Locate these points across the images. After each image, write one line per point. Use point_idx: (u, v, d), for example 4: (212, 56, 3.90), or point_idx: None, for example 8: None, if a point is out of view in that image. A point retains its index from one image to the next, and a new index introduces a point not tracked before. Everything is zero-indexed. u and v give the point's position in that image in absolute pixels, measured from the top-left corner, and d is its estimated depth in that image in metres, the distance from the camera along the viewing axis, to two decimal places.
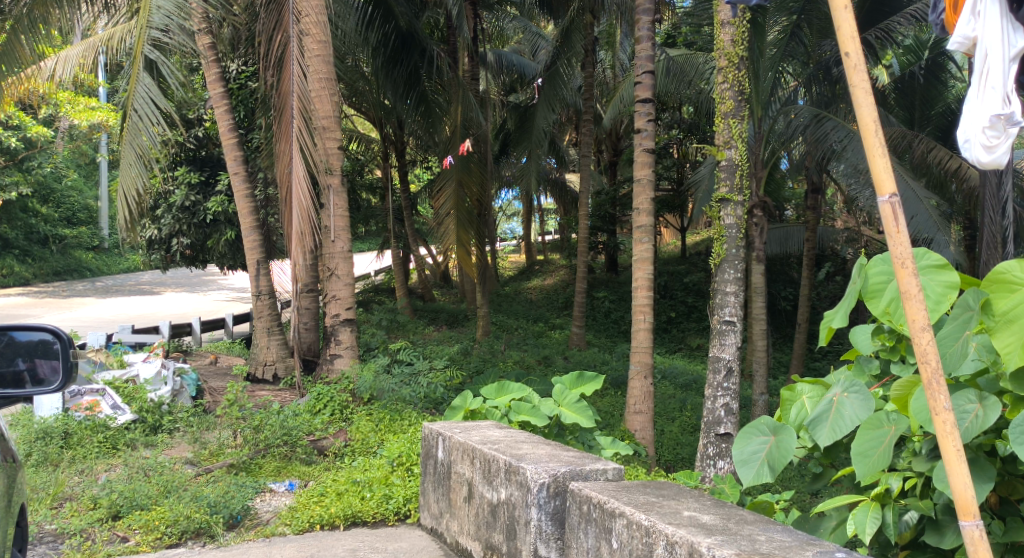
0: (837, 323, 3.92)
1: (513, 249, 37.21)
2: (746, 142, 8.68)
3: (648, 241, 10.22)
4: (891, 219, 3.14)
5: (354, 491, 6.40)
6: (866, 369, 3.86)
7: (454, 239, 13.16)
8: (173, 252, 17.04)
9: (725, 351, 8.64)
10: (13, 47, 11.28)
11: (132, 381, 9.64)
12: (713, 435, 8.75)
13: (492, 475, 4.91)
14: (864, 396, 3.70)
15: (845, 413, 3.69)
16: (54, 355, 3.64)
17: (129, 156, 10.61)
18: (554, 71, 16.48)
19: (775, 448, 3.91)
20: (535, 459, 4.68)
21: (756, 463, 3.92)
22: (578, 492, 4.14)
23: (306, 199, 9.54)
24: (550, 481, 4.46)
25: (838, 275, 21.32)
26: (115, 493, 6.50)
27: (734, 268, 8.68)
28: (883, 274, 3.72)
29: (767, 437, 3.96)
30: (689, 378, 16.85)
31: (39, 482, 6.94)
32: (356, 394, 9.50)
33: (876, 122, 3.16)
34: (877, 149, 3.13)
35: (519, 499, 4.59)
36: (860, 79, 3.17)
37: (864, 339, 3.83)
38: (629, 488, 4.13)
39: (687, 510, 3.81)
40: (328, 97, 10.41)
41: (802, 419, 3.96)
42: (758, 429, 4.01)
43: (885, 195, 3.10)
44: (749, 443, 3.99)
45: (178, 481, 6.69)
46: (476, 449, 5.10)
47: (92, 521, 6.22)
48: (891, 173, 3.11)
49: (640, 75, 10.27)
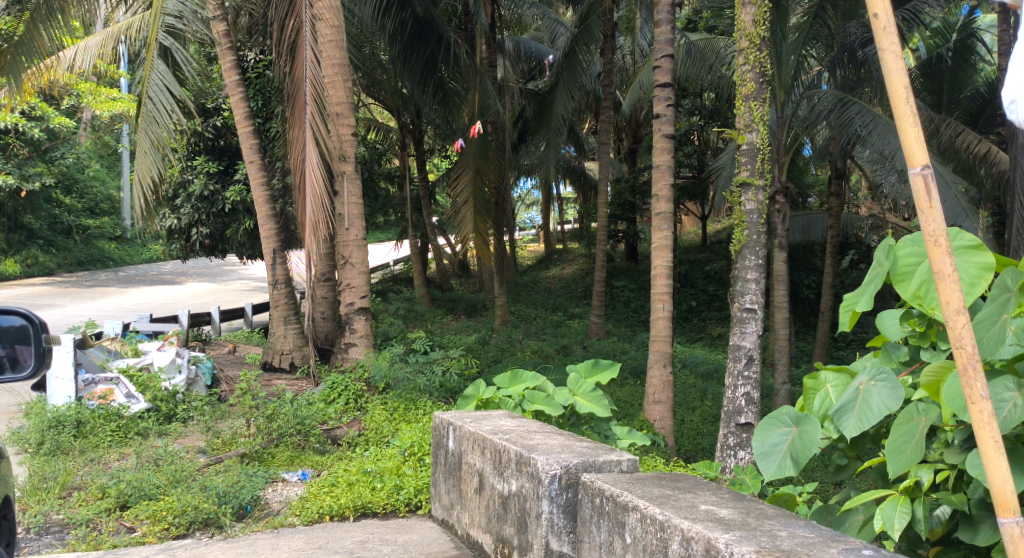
0: (861, 306, 3.74)
1: (533, 238, 37.10)
2: (767, 125, 8.48)
3: (667, 228, 10.06)
4: (924, 193, 2.96)
5: (365, 482, 6.29)
6: (894, 355, 3.70)
7: (471, 227, 12.97)
8: (192, 242, 16.88)
9: (746, 339, 8.47)
10: (31, 37, 11.25)
11: (145, 369, 9.46)
12: (733, 425, 8.58)
13: (503, 466, 4.77)
14: (892, 384, 3.53)
15: (871, 402, 3.53)
16: (28, 340, 3.56)
17: (144, 144, 10.53)
18: (572, 57, 16.25)
19: (797, 439, 3.75)
20: (547, 449, 4.54)
21: (778, 455, 3.78)
22: (590, 484, 4.00)
23: (320, 185, 9.44)
24: (562, 472, 4.31)
25: (861, 263, 21.02)
26: (124, 483, 6.41)
27: (755, 254, 8.49)
28: (912, 255, 3.55)
29: (789, 428, 3.81)
30: (709, 366, 16.69)
31: (48, 471, 6.84)
32: (371, 382, 9.41)
33: (907, 88, 2.97)
34: (908, 118, 2.94)
35: (529, 491, 4.46)
36: (890, 43, 2.99)
37: (892, 325, 3.65)
38: (644, 480, 3.97)
39: (703, 504, 3.66)
40: (342, 82, 10.23)
41: (826, 408, 3.79)
42: (778, 418, 3.86)
43: (917, 168, 2.93)
44: (769, 434, 3.85)
45: (187, 471, 6.60)
46: (487, 439, 4.96)
47: (100, 512, 6.13)
48: (923, 144, 2.94)
49: (660, 59, 10.09)
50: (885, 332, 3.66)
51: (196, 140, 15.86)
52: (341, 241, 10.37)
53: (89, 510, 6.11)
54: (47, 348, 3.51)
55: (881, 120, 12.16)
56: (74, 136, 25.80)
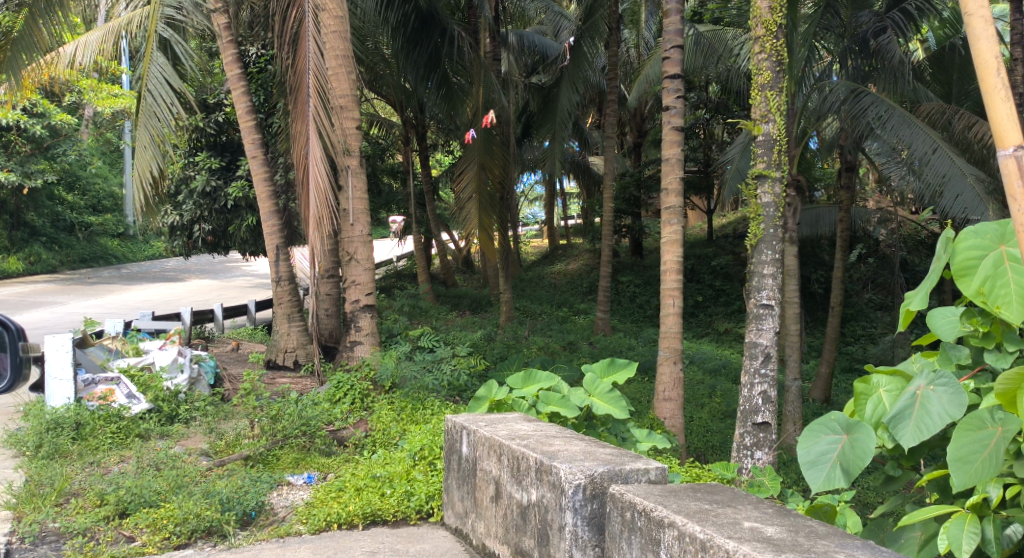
0: (919, 305, 4.01)
1: (535, 234, 36.77)
2: (783, 115, 8.25)
3: (677, 222, 9.83)
4: (1015, 170, 3.46)
5: (374, 487, 6.07)
6: (953, 357, 3.99)
7: (476, 222, 12.78)
8: (195, 238, 16.65)
9: (763, 336, 8.22)
10: (30, 31, 11.02)
11: (146, 368, 9.21)
12: (750, 424, 8.35)
13: (521, 474, 4.74)
14: (955, 390, 3.79)
15: (932, 409, 3.80)
16: (4, 349, 4.20)
17: (144, 138, 10.31)
18: (577, 49, 16.02)
19: (849, 447, 4.02)
20: (569, 457, 4.53)
21: (826, 464, 4.04)
22: (619, 497, 4.13)
23: (324, 180, 9.25)
24: (586, 482, 4.34)
25: (869, 257, 20.79)
26: (123, 488, 6.17)
27: (771, 248, 8.25)
28: (973, 250, 3.93)
29: (840, 435, 4.07)
30: (718, 363, 16.46)
31: (44, 476, 6.62)
32: (377, 382, 9.18)
33: (994, 60, 3.50)
34: (999, 93, 3.47)
35: (551, 501, 4.47)
36: (977, 9, 3.53)
37: (950, 324, 3.97)
38: (677, 493, 4.13)
39: (747, 521, 3.84)
40: (346, 75, 10.08)
41: (879, 415, 4.04)
42: (827, 425, 4.13)
43: (1009, 147, 3.44)
44: (818, 442, 4.11)
45: (190, 476, 6.36)
46: (503, 446, 4.90)
47: (98, 519, 5.93)
48: (1012, 119, 3.46)
49: (669, 50, 9.87)
50: (943, 333, 3.97)
51: (198, 136, 15.65)
52: (345, 237, 10.11)
53: (88, 517, 5.91)
54: (23, 359, 4.14)
55: (896, 111, 11.87)
56: (75, 132, 25.52)
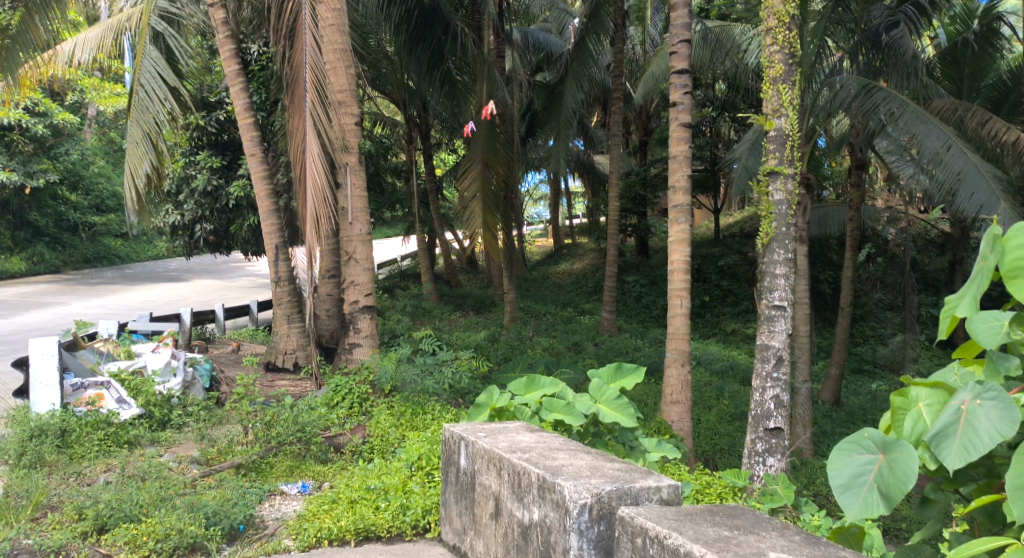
0: (963, 312, 4.13)
1: (540, 234, 36.41)
2: (796, 109, 7.95)
3: (685, 221, 9.53)
4: None
5: (368, 500, 6.37)
6: (1001, 368, 4.07)
7: (480, 221, 12.40)
8: (196, 238, 16.34)
9: (775, 339, 7.94)
10: (26, 26, 10.90)
11: (138, 372, 8.93)
12: (761, 430, 8.03)
13: (522, 491, 5.17)
14: (1004, 405, 3.94)
15: (978, 426, 3.95)
16: None
17: (135, 134, 10.24)
18: (582, 47, 15.73)
19: (887, 467, 4.18)
20: (571, 474, 4.97)
21: (863, 486, 4.23)
22: (632, 523, 4.57)
23: (320, 177, 9.05)
24: (593, 502, 4.78)
25: (879, 256, 20.48)
26: (103, 502, 6.31)
27: (784, 248, 7.95)
28: (1018, 251, 4.01)
29: (876, 455, 4.24)
30: (725, 363, 16.17)
31: (18, 488, 6.68)
32: (376, 385, 8.90)
33: None
34: None
35: (554, 521, 4.91)
36: None
37: (995, 333, 4.06)
38: (695, 517, 4.57)
39: (771, 551, 4.30)
40: (344, 69, 9.74)
41: (919, 432, 4.15)
42: (861, 445, 4.30)
43: None
44: (852, 463, 4.29)
45: (175, 489, 6.51)
46: (504, 460, 5.31)
47: (75, 535, 6.08)
48: None
49: (677, 44, 9.58)
50: (988, 341, 4.05)
51: (199, 135, 15.38)
52: (344, 236, 9.83)
53: (64, 533, 6.03)
54: None
55: (910, 106, 11.63)
56: (77, 131, 25.32)
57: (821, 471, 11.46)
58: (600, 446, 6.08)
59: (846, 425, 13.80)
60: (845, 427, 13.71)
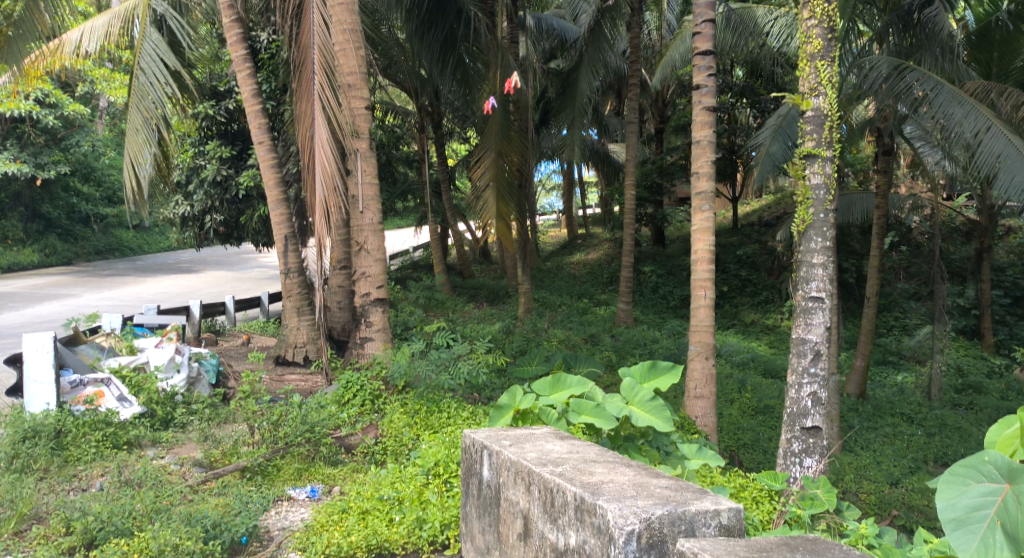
0: None
1: (554, 223, 35.74)
2: (835, 87, 7.48)
3: (711, 208, 9.01)
4: None
5: (381, 512, 6.27)
6: None
7: (494, 211, 11.94)
8: (206, 229, 15.92)
9: (812, 332, 7.50)
10: (31, 15, 10.74)
11: (140, 369, 8.54)
12: (798, 429, 7.58)
13: (555, 511, 5.18)
14: None
15: None
16: None
17: (136, 119, 9.88)
18: (598, 30, 15.20)
19: (1005, 501, 5.06)
20: (611, 495, 5.02)
21: (981, 518, 5.07)
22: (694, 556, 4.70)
23: (329, 163, 8.64)
24: (642, 528, 4.85)
25: (902, 244, 20.02)
26: (91, 515, 6.09)
27: (822, 235, 7.51)
28: None
29: (999, 485, 5.10)
30: (746, 355, 15.68)
31: (4, 497, 6.43)
32: (389, 381, 8.46)
33: None
34: None
35: (596, 547, 4.95)
36: None
37: None
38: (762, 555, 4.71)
39: None
40: (354, 50, 9.30)
41: None
42: (985, 474, 5.13)
43: None
44: (971, 494, 5.11)
45: (169, 501, 6.28)
46: (533, 477, 5.31)
47: (59, 551, 5.84)
48: None
49: (702, 24, 9.08)
50: None
51: (208, 124, 14.95)
52: (355, 225, 9.38)
53: (48, 549, 5.83)
54: None
55: (943, 87, 11.05)
56: (90, 122, 24.83)
57: (849, 467, 10.99)
58: (633, 450, 6.22)
59: (873, 420, 13.31)
60: (873, 422, 13.23)
